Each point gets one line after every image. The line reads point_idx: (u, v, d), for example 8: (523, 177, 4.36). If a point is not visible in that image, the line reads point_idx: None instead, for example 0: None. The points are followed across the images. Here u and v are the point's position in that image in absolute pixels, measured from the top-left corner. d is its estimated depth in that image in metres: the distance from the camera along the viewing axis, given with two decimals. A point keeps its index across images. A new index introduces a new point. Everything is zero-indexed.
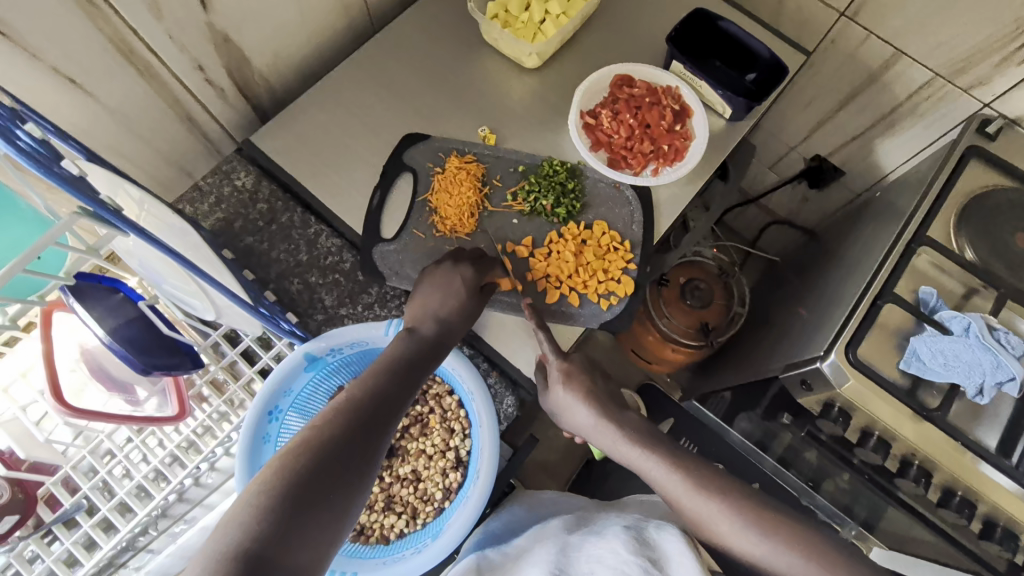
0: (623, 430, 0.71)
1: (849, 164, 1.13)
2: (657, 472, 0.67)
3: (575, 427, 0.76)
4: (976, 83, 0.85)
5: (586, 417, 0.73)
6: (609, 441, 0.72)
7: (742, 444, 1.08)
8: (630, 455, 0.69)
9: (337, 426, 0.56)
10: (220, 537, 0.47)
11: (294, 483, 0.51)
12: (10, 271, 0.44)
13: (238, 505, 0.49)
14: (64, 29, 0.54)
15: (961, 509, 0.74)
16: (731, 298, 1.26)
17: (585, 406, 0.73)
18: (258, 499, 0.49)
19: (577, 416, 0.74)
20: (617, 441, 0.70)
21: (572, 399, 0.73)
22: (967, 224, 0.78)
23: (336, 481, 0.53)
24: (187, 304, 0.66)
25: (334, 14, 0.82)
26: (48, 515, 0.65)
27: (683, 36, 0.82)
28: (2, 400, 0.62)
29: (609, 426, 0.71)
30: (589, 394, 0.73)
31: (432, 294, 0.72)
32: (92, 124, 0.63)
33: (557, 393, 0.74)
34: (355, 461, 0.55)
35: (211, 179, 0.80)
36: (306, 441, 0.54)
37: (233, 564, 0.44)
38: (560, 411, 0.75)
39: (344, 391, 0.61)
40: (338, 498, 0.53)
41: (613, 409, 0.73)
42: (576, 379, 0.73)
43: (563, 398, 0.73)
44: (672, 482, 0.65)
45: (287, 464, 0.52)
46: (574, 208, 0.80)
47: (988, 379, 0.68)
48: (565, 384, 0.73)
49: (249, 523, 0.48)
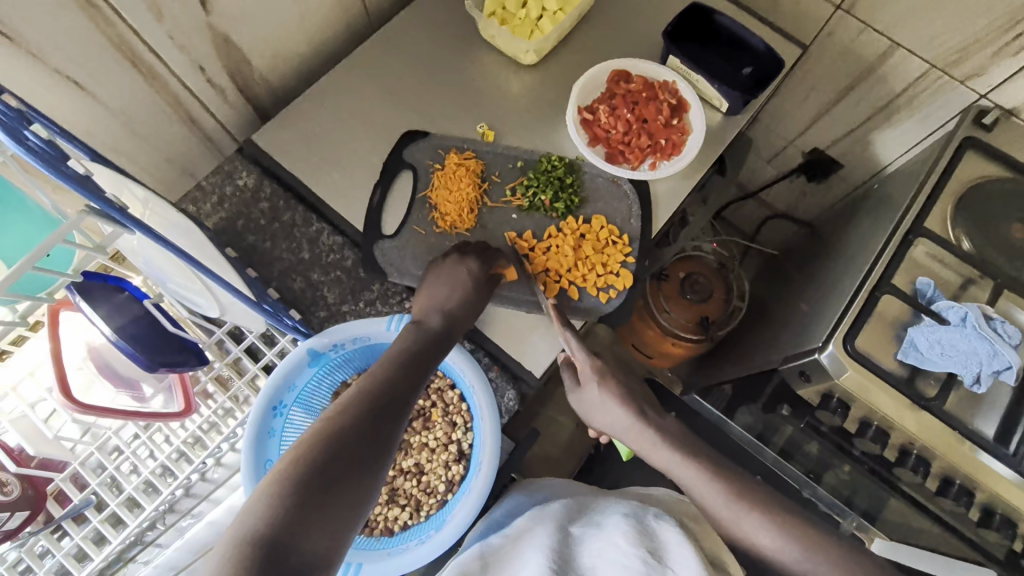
0: (660, 434, 0.73)
1: (847, 157, 1.13)
2: (691, 476, 0.68)
3: (606, 426, 0.80)
4: (972, 74, 0.85)
5: (621, 416, 0.76)
6: (643, 441, 0.74)
7: (742, 436, 1.07)
8: (665, 459, 0.71)
9: (350, 417, 0.57)
10: (241, 525, 0.48)
11: (310, 471, 0.52)
12: (19, 268, 0.45)
13: (256, 495, 0.51)
14: (66, 31, 0.55)
15: (959, 497, 0.75)
16: (731, 291, 1.26)
17: (620, 408, 0.76)
18: (275, 488, 0.51)
19: (609, 414, 0.77)
20: (655, 443, 0.72)
21: (606, 399, 0.77)
22: (963, 215, 0.79)
23: (350, 472, 0.54)
24: (191, 302, 0.67)
25: (333, 13, 0.83)
26: (58, 511, 0.67)
27: (679, 31, 0.83)
28: (11, 398, 0.63)
29: (643, 428, 0.74)
30: (623, 396, 0.77)
31: (439, 287, 0.73)
32: (95, 124, 0.64)
33: (590, 391, 0.79)
34: (369, 451, 0.56)
35: (213, 178, 0.80)
36: (320, 432, 0.56)
37: (252, 552, 0.46)
38: (591, 409, 0.80)
39: (357, 383, 0.63)
40: (353, 487, 0.54)
41: (646, 411, 0.76)
42: (609, 379, 0.78)
43: (597, 397, 0.78)
44: (704, 484, 0.67)
45: (302, 454, 0.53)
46: (573, 203, 0.80)
47: (984, 368, 0.69)
48: (599, 384, 0.78)
49: (267, 511, 0.49)
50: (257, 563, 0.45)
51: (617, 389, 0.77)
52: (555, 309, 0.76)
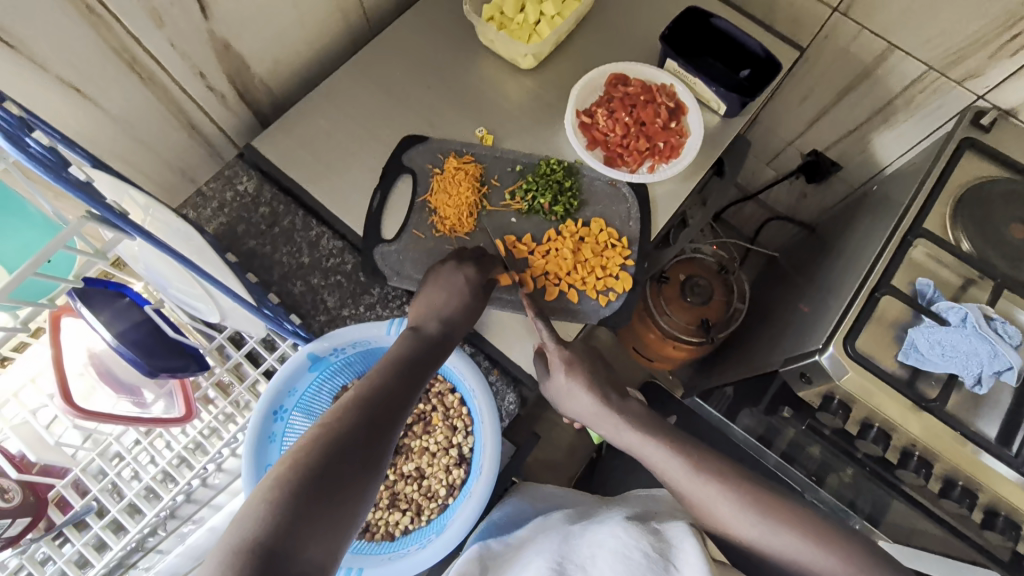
0: (622, 415, 0.72)
1: (846, 158, 1.13)
2: (655, 453, 0.68)
3: (575, 415, 0.76)
4: (970, 75, 0.85)
5: (588, 402, 0.73)
6: (608, 423, 0.73)
7: (745, 439, 1.07)
8: (628, 439, 0.71)
9: (347, 423, 0.57)
10: (236, 532, 0.48)
11: (306, 478, 0.52)
12: (20, 275, 0.45)
13: (251, 501, 0.51)
14: (67, 38, 0.56)
15: (962, 500, 0.75)
16: (731, 293, 1.26)
17: (586, 394, 0.73)
18: (270, 495, 0.51)
19: (577, 403, 0.74)
20: (618, 425, 0.72)
21: (574, 386, 0.73)
22: (962, 215, 0.79)
23: (346, 478, 0.54)
24: (192, 307, 0.67)
25: (332, 19, 0.83)
26: (59, 517, 0.67)
27: (676, 35, 0.83)
28: (12, 405, 0.63)
29: (607, 413, 0.72)
30: (590, 381, 0.74)
31: (437, 292, 0.73)
32: (95, 130, 0.64)
33: (557, 379, 0.74)
34: (365, 457, 0.56)
35: (214, 184, 0.81)
36: (316, 439, 0.55)
37: (248, 559, 0.46)
38: (559, 398, 0.76)
39: (353, 388, 0.62)
40: (349, 493, 0.54)
41: (612, 395, 0.74)
42: (577, 367, 0.73)
43: (564, 384, 0.74)
44: (668, 461, 0.67)
45: (297, 460, 0.53)
46: (572, 206, 0.81)
47: (986, 368, 0.69)
48: (566, 372, 0.73)
49: (262, 518, 0.49)
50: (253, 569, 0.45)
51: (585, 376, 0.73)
52: (529, 300, 0.77)
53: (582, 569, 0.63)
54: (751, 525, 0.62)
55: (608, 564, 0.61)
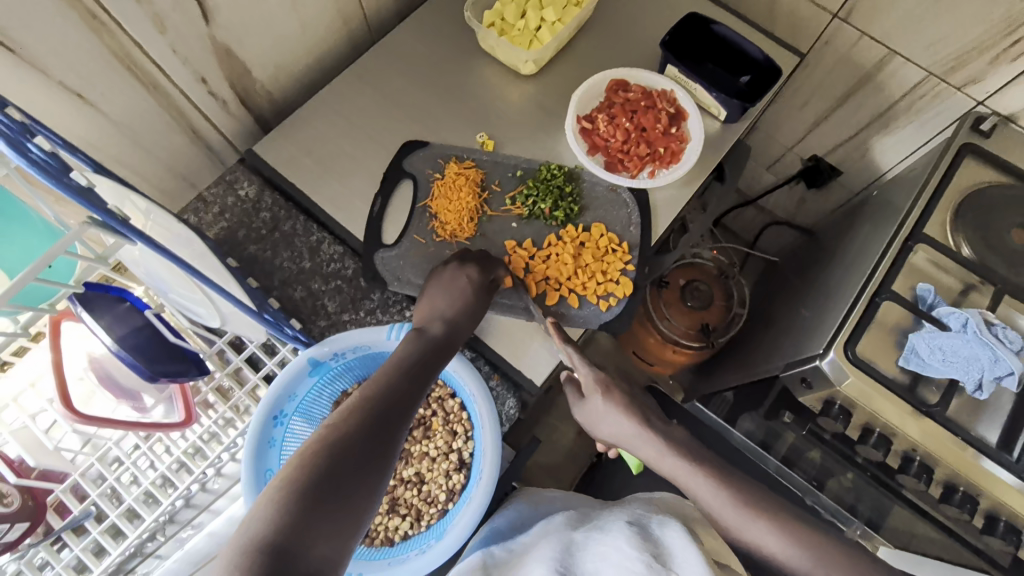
0: (667, 443, 0.71)
1: (846, 163, 1.13)
2: (700, 485, 0.67)
3: (611, 437, 0.77)
4: (969, 81, 0.86)
5: (629, 426, 0.73)
6: (651, 449, 0.71)
7: (745, 444, 1.07)
8: (673, 467, 0.69)
9: (353, 424, 0.57)
10: (245, 532, 0.48)
11: (313, 479, 0.52)
12: (21, 280, 0.45)
13: (259, 503, 0.51)
14: (68, 43, 0.56)
15: (962, 505, 0.74)
16: (731, 298, 1.27)
17: (626, 418, 0.74)
18: (277, 495, 0.51)
19: (613, 425, 0.76)
20: (661, 450, 0.70)
21: (613, 409, 0.75)
22: (963, 221, 0.79)
23: (352, 478, 0.54)
24: (192, 311, 0.67)
25: (333, 25, 0.84)
26: (58, 522, 0.66)
27: (677, 41, 0.84)
28: (12, 410, 0.63)
29: (648, 436, 0.72)
30: (628, 405, 0.75)
31: (440, 296, 0.73)
32: (97, 135, 0.64)
33: (596, 403, 0.77)
34: (371, 456, 0.56)
35: (215, 189, 0.81)
36: (322, 441, 0.55)
37: (255, 558, 0.46)
38: (596, 421, 0.78)
39: (360, 390, 0.63)
40: (356, 492, 0.54)
41: (652, 419, 0.74)
42: (613, 390, 0.76)
43: (603, 407, 0.76)
44: (714, 494, 0.66)
45: (305, 461, 0.53)
46: (572, 211, 0.81)
47: (986, 373, 0.69)
48: (603, 395, 0.76)
49: (270, 519, 0.49)
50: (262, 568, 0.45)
51: (623, 401, 0.75)
52: (555, 327, 0.75)
53: None
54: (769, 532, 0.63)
55: None
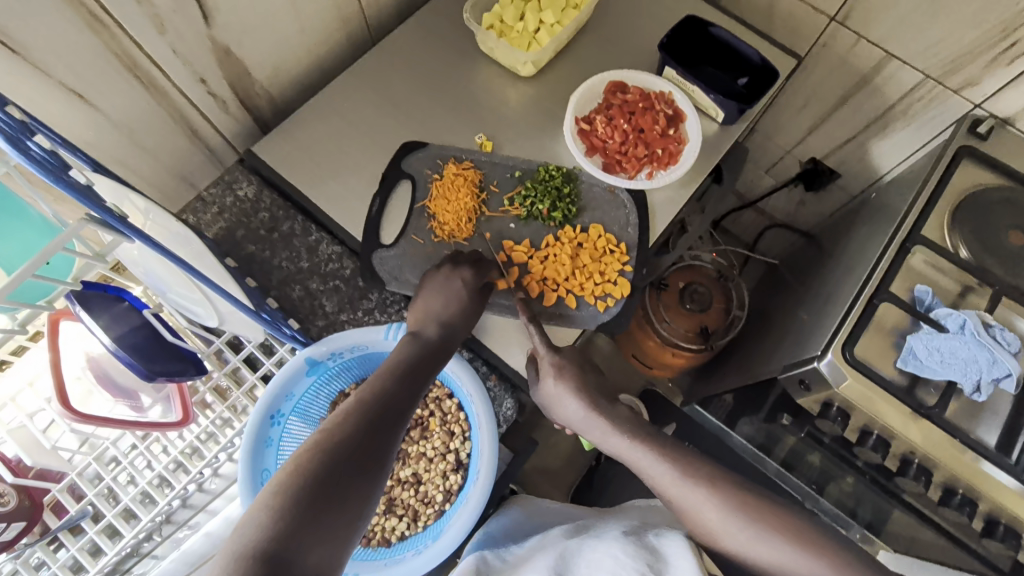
0: (612, 421, 0.71)
1: (844, 166, 1.14)
2: (645, 461, 0.67)
3: (566, 420, 0.76)
4: (967, 84, 0.86)
5: (577, 408, 0.73)
6: (598, 429, 0.72)
7: (745, 447, 1.07)
8: (619, 445, 0.70)
9: (349, 429, 0.57)
10: (239, 537, 0.48)
11: (309, 483, 0.52)
12: (18, 276, 0.45)
13: (254, 507, 0.50)
14: (68, 43, 0.56)
15: (961, 507, 0.74)
16: (730, 301, 1.27)
17: (575, 398, 0.73)
18: (273, 500, 0.50)
19: (566, 408, 0.74)
20: (608, 429, 0.71)
21: (563, 391, 0.73)
22: (960, 223, 0.79)
23: (348, 483, 0.54)
24: (190, 311, 0.67)
25: (333, 26, 0.84)
26: (54, 521, 0.66)
27: (675, 43, 0.84)
28: (10, 409, 0.64)
29: (598, 417, 0.72)
30: (580, 386, 0.73)
31: (433, 297, 0.73)
32: (97, 135, 0.65)
33: (547, 386, 0.74)
34: (368, 461, 0.56)
35: (214, 189, 0.81)
36: (317, 445, 0.55)
37: (252, 561, 0.45)
38: (549, 403, 0.76)
39: (355, 394, 0.63)
40: (351, 497, 0.53)
41: (601, 399, 0.74)
42: (566, 372, 0.73)
43: (554, 389, 0.74)
44: (657, 467, 0.66)
45: (301, 465, 0.53)
46: (570, 212, 0.81)
47: (984, 375, 0.69)
48: (556, 377, 0.73)
49: (266, 523, 0.49)
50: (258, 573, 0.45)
51: (573, 381, 0.73)
52: (523, 304, 0.76)
53: None
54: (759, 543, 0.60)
55: None
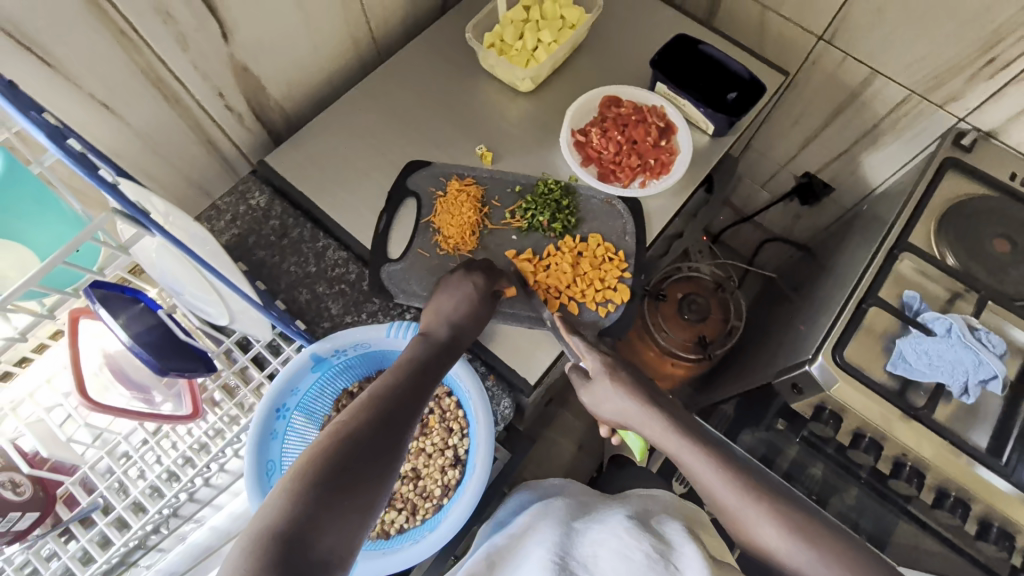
0: (670, 421, 0.69)
1: (838, 180, 1.17)
2: (701, 466, 0.65)
3: (614, 416, 0.75)
4: (950, 98, 0.89)
5: (631, 405, 0.72)
6: (653, 428, 0.70)
7: (748, 457, 1.01)
8: (676, 446, 0.68)
9: (363, 421, 0.60)
10: (260, 520, 0.51)
11: (323, 471, 0.54)
12: (51, 262, 0.48)
13: (273, 493, 0.53)
14: (99, 57, 0.61)
15: (954, 509, 0.75)
16: (728, 311, 1.28)
17: (630, 398, 0.72)
18: (290, 487, 0.53)
19: (616, 403, 0.74)
20: (666, 429, 0.69)
21: (618, 390, 0.73)
22: (946, 231, 0.81)
23: (361, 473, 0.56)
24: (202, 312, 0.70)
25: (343, 46, 0.89)
26: (66, 513, 0.68)
27: (666, 60, 0.89)
28: (28, 405, 0.66)
29: (653, 415, 0.70)
30: (630, 385, 0.74)
31: (448, 301, 0.76)
32: (121, 144, 0.69)
33: (601, 384, 0.75)
34: (379, 452, 0.58)
35: (228, 199, 0.85)
36: (333, 436, 0.58)
37: (269, 544, 0.49)
38: (599, 402, 0.76)
39: (370, 388, 0.65)
40: (365, 486, 0.56)
41: (656, 398, 0.73)
42: (619, 371, 0.74)
43: (606, 389, 0.75)
44: (715, 475, 0.65)
45: (317, 454, 0.56)
46: (570, 223, 0.84)
47: (971, 377, 0.70)
48: (610, 378, 0.74)
49: (283, 508, 0.51)
50: (273, 554, 0.48)
51: (628, 381, 0.73)
52: (562, 320, 0.79)
53: (585, 566, 0.68)
54: (767, 526, 0.62)
55: (610, 565, 0.66)
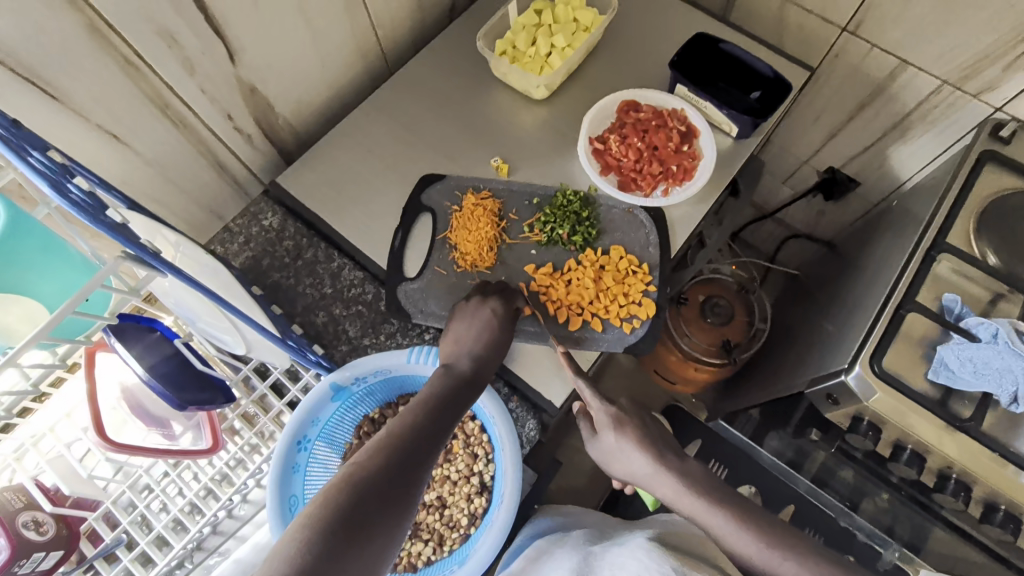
0: (682, 480, 0.72)
1: (863, 174, 1.12)
2: (719, 523, 0.68)
3: (627, 475, 0.79)
4: (986, 88, 0.85)
5: (642, 463, 0.75)
6: (665, 487, 0.73)
7: (774, 464, 1.06)
8: (689, 506, 0.70)
9: (378, 462, 0.58)
10: (268, 566, 0.48)
11: (335, 516, 0.52)
12: (60, 313, 0.47)
13: (283, 538, 0.51)
14: (103, 86, 0.59)
15: (1005, 525, 0.72)
16: (752, 314, 1.25)
17: (638, 454, 0.76)
18: (301, 531, 0.51)
19: (628, 463, 0.77)
20: (677, 489, 0.72)
21: (626, 445, 0.77)
22: (987, 229, 0.78)
23: (374, 518, 0.54)
24: (219, 340, 0.69)
25: (351, 60, 0.87)
26: (91, 550, 0.68)
27: (686, 61, 0.85)
28: (48, 440, 0.65)
29: (665, 474, 0.73)
30: (639, 440, 0.77)
31: (465, 328, 0.74)
32: (130, 173, 0.68)
33: (608, 438, 0.80)
34: (394, 495, 0.56)
35: (241, 220, 0.83)
36: (348, 477, 0.56)
37: None
38: (609, 458, 0.81)
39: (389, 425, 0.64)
40: (376, 532, 0.54)
41: (667, 455, 0.76)
42: (626, 426, 0.78)
43: (614, 443, 0.79)
44: (732, 531, 0.67)
45: (330, 499, 0.54)
46: (590, 235, 0.81)
47: (1021, 386, 0.66)
48: (615, 431, 0.79)
49: (292, 554, 0.49)
50: None
51: (635, 436, 0.77)
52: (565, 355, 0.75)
53: None
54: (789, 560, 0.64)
55: None
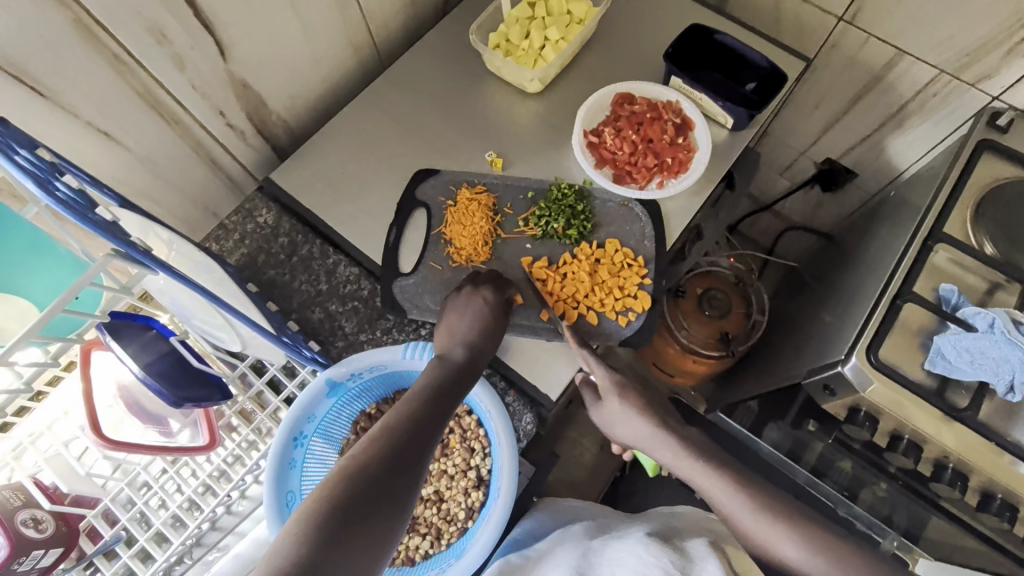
0: (683, 443, 0.72)
1: (861, 165, 1.12)
2: (714, 485, 0.68)
3: (629, 440, 0.80)
4: (982, 77, 0.84)
5: (643, 426, 0.76)
6: (665, 450, 0.73)
7: (773, 454, 1.04)
8: (688, 468, 0.70)
9: (375, 454, 0.58)
10: (270, 558, 0.48)
11: (335, 508, 0.52)
12: (50, 311, 0.47)
13: (284, 529, 0.51)
14: (93, 83, 0.59)
15: (1002, 513, 0.72)
16: (750, 305, 1.25)
17: (640, 418, 0.77)
18: (301, 523, 0.51)
19: (628, 427, 0.78)
20: (677, 452, 0.72)
21: (628, 410, 0.77)
22: (985, 218, 0.77)
23: (372, 509, 0.54)
24: (214, 337, 0.69)
25: (344, 55, 0.87)
26: (90, 547, 0.68)
27: (680, 52, 0.85)
28: (47, 438, 0.65)
29: (665, 437, 0.74)
30: (641, 406, 0.78)
31: (458, 319, 0.74)
32: (123, 170, 0.67)
33: (612, 403, 0.79)
34: (392, 486, 0.57)
35: (235, 218, 0.83)
36: (346, 469, 0.56)
37: None
38: (613, 422, 0.81)
39: (385, 415, 0.64)
40: (376, 522, 0.54)
41: (667, 421, 0.76)
42: (630, 392, 0.78)
43: (619, 409, 0.79)
44: (730, 495, 0.66)
45: (328, 492, 0.54)
46: (585, 228, 0.81)
47: (1018, 375, 0.66)
48: (619, 396, 0.78)
49: (292, 546, 0.49)
50: None
51: (635, 399, 0.78)
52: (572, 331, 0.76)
53: None
54: (789, 536, 0.62)
55: None
